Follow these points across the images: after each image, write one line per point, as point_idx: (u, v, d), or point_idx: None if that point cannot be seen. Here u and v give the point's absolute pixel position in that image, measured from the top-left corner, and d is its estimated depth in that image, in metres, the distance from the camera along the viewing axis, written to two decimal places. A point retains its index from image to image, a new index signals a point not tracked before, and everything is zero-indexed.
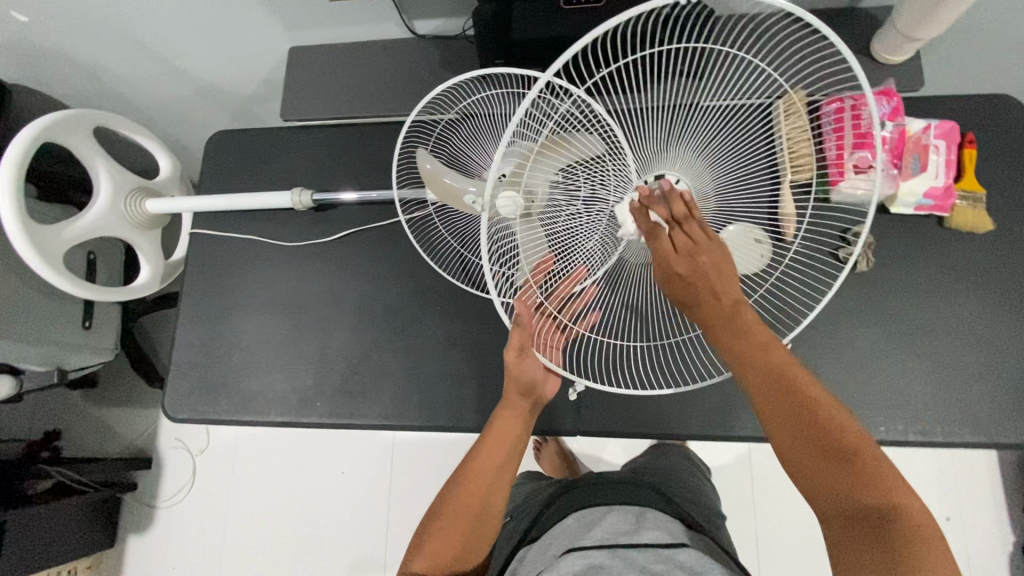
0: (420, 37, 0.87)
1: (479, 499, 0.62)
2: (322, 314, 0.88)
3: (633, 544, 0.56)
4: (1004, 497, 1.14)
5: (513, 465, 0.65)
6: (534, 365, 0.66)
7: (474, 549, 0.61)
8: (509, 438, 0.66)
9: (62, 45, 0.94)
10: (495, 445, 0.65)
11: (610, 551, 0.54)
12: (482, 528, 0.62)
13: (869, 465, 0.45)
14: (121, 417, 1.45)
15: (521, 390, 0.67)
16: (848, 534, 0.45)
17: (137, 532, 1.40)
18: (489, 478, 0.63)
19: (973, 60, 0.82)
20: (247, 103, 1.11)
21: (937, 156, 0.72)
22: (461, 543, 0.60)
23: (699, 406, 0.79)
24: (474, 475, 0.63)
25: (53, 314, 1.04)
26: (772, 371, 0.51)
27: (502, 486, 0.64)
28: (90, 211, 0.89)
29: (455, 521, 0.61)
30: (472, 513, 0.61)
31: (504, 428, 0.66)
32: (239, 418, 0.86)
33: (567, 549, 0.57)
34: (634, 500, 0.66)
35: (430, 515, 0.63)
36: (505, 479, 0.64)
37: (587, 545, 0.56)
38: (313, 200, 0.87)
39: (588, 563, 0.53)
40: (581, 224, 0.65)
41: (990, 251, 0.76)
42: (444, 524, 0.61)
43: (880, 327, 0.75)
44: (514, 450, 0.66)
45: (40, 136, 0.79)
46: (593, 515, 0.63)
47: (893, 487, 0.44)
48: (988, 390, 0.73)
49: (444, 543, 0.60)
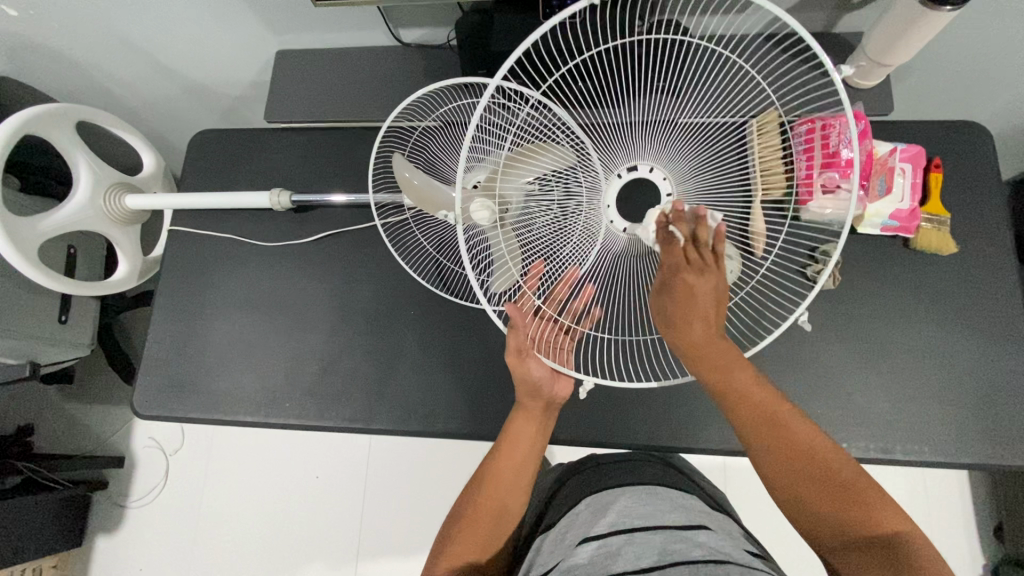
0: (405, 46, 0.89)
1: (498, 503, 0.61)
2: (296, 314, 0.88)
3: (649, 525, 0.55)
4: (974, 515, 1.15)
5: (530, 468, 0.64)
6: (539, 369, 0.64)
7: (494, 554, 0.60)
8: (525, 442, 0.64)
9: (51, 40, 0.95)
10: (511, 449, 0.64)
11: (627, 536, 0.54)
12: (501, 533, 0.60)
13: (862, 497, 0.48)
14: (95, 414, 1.43)
15: (530, 394, 0.65)
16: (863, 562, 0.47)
17: (106, 533, 1.38)
18: (508, 479, 0.62)
19: (943, 86, 0.84)
20: (233, 104, 1.12)
21: (903, 178, 0.74)
22: (482, 548, 0.59)
23: (667, 418, 0.79)
24: (492, 480, 0.62)
25: (28, 307, 1.03)
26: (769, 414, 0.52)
27: (521, 490, 0.62)
28: (68, 204, 0.89)
29: (474, 524, 0.59)
30: (491, 516, 0.60)
31: (518, 433, 0.65)
32: (208, 417, 0.85)
33: (581, 539, 0.57)
34: (646, 480, 0.66)
35: (449, 523, 0.61)
36: (523, 482, 0.63)
37: (602, 532, 0.56)
38: (292, 201, 0.88)
39: (606, 549, 0.53)
40: (559, 228, 0.65)
41: (954, 273, 0.77)
42: (463, 532, 0.59)
43: (845, 345, 0.77)
44: (530, 453, 0.64)
45: (23, 128, 0.79)
46: (605, 497, 0.63)
47: (884, 515, 0.47)
48: (950, 409, 0.74)
49: (463, 552, 0.58)
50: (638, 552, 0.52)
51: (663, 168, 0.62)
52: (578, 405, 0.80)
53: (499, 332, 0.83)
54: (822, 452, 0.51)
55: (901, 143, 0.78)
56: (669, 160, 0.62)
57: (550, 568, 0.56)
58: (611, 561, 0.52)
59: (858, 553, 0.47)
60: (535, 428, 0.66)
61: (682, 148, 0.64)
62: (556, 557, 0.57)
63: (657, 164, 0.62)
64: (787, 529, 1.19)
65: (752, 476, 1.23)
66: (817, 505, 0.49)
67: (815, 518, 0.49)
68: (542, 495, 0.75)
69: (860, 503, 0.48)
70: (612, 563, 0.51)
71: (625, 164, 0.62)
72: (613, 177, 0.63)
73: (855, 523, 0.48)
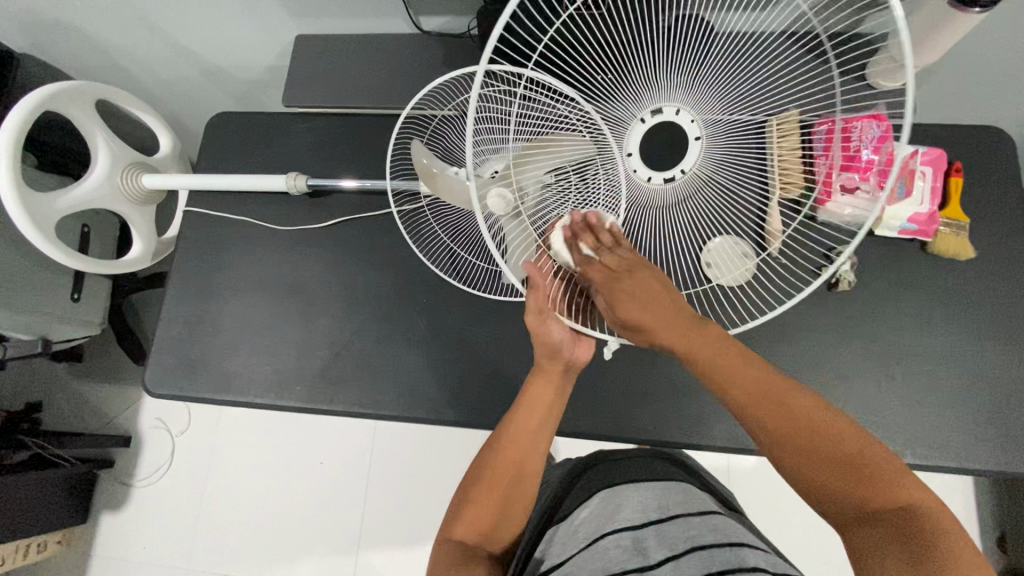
0: (426, 34, 0.88)
1: (515, 464, 0.62)
2: (309, 298, 0.89)
3: (667, 517, 0.57)
4: (978, 523, 1.15)
5: (546, 432, 0.64)
6: (558, 330, 0.63)
7: (511, 518, 0.61)
8: (542, 406, 0.65)
9: (72, 16, 0.95)
10: (527, 414, 0.64)
11: (645, 531, 0.56)
12: (519, 495, 0.61)
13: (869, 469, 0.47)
14: (104, 393, 1.44)
15: (548, 354, 0.65)
16: (875, 535, 0.45)
17: (110, 510, 1.39)
18: (524, 445, 0.63)
19: (968, 90, 0.84)
20: (251, 87, 1.12)
21: (923, 181, 0.74)
22: (497, 512, 0.60)
23: (676, 413, 0.79)
24: (508, 444, 0.62)
25: (43, 283, 1.04)
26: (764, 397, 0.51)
27: (536, 454, 0.63)
28: (86, 181, 0.89)
29: (491, 487, 0.60)
30: (508, 480, 0.61)
31: (535, 398, 0.65)
32: (218, 397, 0.86)
33: (598, 532, 0.58)
34: (661, 477, 0.66)
35: (464, 489, 0.62)
36: (539, 446, 0.64)
37: (617, 526, 0.58)
38: (308, 185, 0.88)
39: (623, 544, 0.55)
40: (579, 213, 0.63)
41: (970, 278, 0.77)
42: (479, 494, 0.60)
43: (858, 347, 0.76)
44: (547, 418, 0.65)
45: (43, 103, 0.79)
46: (619, 494, 0.63)
47: (893, 488, 0.46)
48: (961, 415, 0.74)
49: (482, 515, 0.59)
50: (655, 545, 0.54)
51: (692, 111, 0.56)
52: (588, 398, 0.80)
53: (511, 322, 0.83)
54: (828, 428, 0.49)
55: (922, 147, 0.77)
56: (700, 100, 0.57)
57: (566, 559, 0.57)
58: (629, 558, 0.54)
59: (870, 526, 0.45)
60: (552, 393, 0.66)
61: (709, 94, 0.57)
62: (570, 550, 0.58)
63: (684, 106, 0.56)
64: (789, 529, 1.20)
65: (757, 479, 1.23)
66: (820, 478, 0.48)
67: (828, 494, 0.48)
68: (551, 486, 0.75)
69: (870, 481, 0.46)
70: (630, 560, 0.53)
71: (649, 109, 0.56)
72: (635, 121, 0.57)
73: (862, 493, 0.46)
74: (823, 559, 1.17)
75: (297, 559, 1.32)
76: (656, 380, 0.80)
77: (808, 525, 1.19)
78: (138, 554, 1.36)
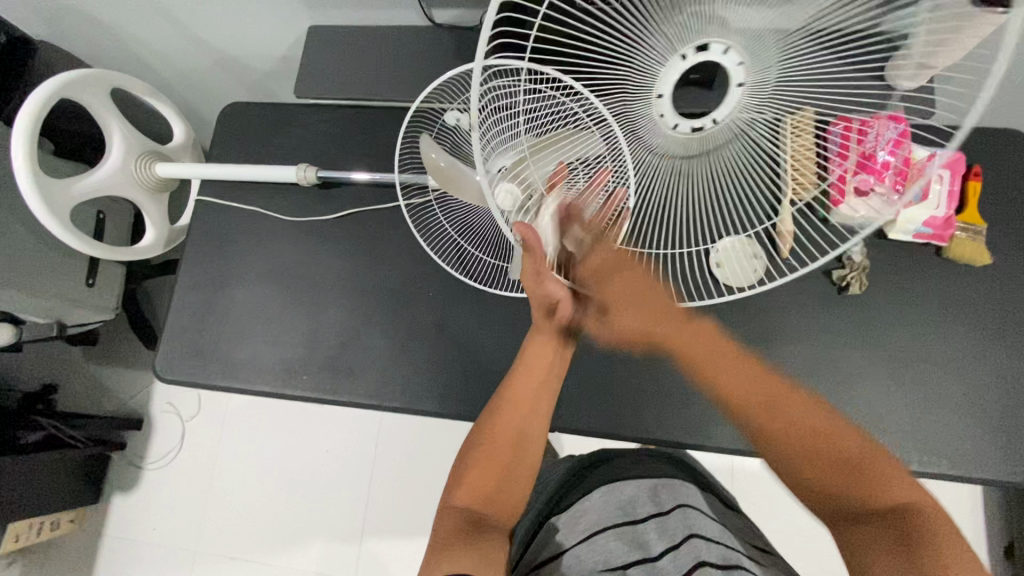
0: (437, 27, 0.87)
1: (519, 424, 0.65)
2: (316, 289, 0.89)
3: (665, 510, 0.60)
4: (985, 530, 1.14)
5: (549, 391, 0.68)
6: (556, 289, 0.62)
7: (513, 488, 0.61)
8: (540, 373, 0.68)
9: (93, 5, 0.97)
10: (530, 373, 0.67)
11: (643, 526, 0.59)
12: (520, 460, 0.63)
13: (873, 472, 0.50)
14: (116, 377, 1.47)
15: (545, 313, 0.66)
16: (869, 534, 0.49)
17: (122, 491, 1.42)
18: (528, 407, 0.66)
19: (991, 92, 0.82)
20: (265, 78, 1.13)
21: (941, 185, 0.72)
22: (501, 476, 0.61)
23: (680, 414, 0.78)
24: (509, 406, 0.66)
25: (60, 269, 1.06)
26: (755, 387, 0.58)
27: (538, 419, 0.67)
28: (101, 169, 0.91)
29: (495, 450, 0.62)
30: (512, 440, 0.63)
31: (534, 360, 0.68)
32: (226, 384, 0.87)
33: (594, 529, 0.60)
34: (660, 474, 0.67)
35: (464, 456, 0.63)
36: (540, 411, 0.67)
37: (617, 520, 0.60)
38: (318, 176, 0.89)
39: (625, 539, 0.57)
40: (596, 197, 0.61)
41: (985, 284, 0.75)
42: (483, 459, 0.61)
43: (869, 352, 0.75)
44: (547, 379, 0.69)
45: (58, 91, 0.80)
46: (621, 489, 0.65)
47: (892, 490, 0.49)
48: (972, 423, 0.72)
49: (485, 477, 0.60)
50: (655, 536, 0.57)
51: (744, 51, 0.46)
52: (590, 395, 0.80)
53: (516, 318, 0.83)
54: (825, 429, 0.54)
55: (940, 149, 0.75)
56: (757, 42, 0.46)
57: (564, 550, 0.60)
58: (631, 552, 0.55)
59: (867, 532, 0.49)
60: (551, 356, 0.69)
61: (773, 32, 0.46)
62: (569, 540, 0.60)
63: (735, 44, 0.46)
64: (794, 532, 1.19)
65: (762, 479, 1.22)
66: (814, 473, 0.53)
67: (823, 495, 0.52)
68: (552, 483, 0.75)
69: (866, 480, 0.50)
70: (630, 555, 0.55)
71: (693, 42, 0.46)
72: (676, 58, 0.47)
73: (844, 491, 0.51)
74: (826, 562, 1.17)
75: (302, 546, 1.34)
76: (659, 377, 0.79)
77: (814, 528, 1.19)
78: (147, 535, 1.39)
